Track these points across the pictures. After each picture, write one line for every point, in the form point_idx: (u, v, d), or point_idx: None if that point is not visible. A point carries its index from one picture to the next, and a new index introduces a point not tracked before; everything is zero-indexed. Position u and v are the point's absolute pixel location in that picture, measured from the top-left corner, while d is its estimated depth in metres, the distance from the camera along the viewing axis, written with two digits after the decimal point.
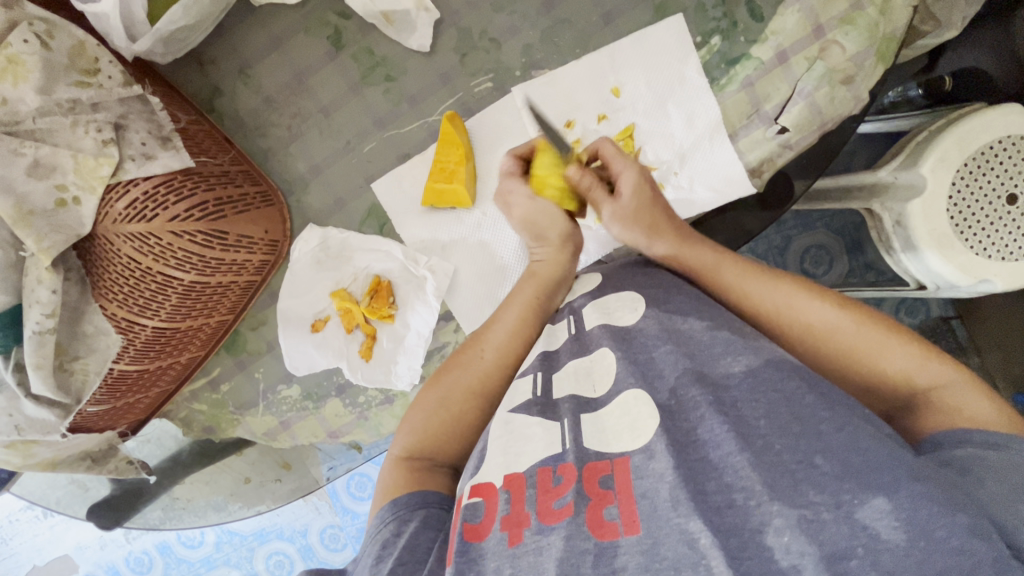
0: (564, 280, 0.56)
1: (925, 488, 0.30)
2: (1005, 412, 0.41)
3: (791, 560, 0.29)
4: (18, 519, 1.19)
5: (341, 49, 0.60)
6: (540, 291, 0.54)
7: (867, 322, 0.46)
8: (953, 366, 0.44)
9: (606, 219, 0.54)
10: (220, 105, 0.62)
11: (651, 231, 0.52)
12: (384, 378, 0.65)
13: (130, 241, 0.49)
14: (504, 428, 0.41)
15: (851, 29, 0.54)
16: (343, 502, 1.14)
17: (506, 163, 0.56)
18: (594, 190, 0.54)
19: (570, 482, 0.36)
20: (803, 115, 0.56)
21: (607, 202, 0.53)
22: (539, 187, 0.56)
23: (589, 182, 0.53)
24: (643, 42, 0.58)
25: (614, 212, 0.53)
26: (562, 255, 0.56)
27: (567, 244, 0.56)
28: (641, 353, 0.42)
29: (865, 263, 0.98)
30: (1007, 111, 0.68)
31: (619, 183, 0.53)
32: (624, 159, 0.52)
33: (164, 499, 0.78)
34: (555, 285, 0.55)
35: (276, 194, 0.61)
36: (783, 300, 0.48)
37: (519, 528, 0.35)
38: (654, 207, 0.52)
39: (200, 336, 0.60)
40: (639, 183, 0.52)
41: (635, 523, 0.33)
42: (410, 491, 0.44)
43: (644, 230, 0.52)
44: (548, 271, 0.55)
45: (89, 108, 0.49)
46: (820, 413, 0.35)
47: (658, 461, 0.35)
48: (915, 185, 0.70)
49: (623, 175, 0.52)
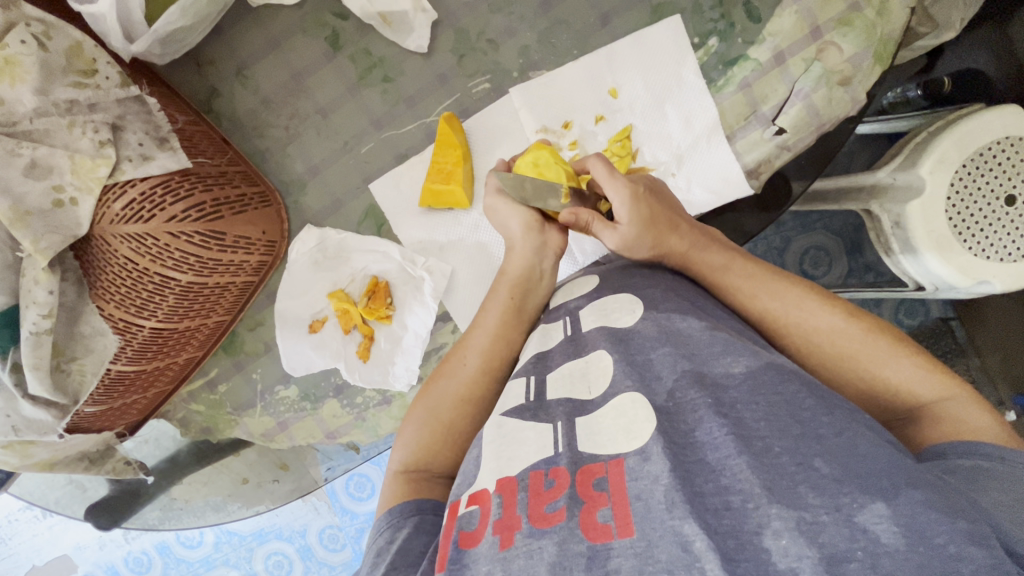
0: (535, 275, 0.56)
1: (923, 495, 0.31)
2: (1006, 427, 0.41)
3: (789, 563, 0.29)
4: (17, 519, 1.19)
5: (340, 50, 0.60)
6: (513, 291, 0.55)
7: (874, 331, 0.46)
8: (956, 380, 0.44)
9: (612, 247, 0.54)
10: (218, 106, 0.62)
11: (656, 248, 0.52)
12: (382, 379, 0.65)
13: (128, 241, 0.49)
14: (497, 432, 0.41)
15: (849, 30, 0.54)
16: (342, 503, 1.14)
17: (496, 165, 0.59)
18: (592, 225, 0.53)
19: (563, 487, 0.36)
20: (801, 116, 0.56)
21: (609, 232, 0.53)
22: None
23: (587, 218, 0.53)
24: (641, 42, 0.58)
25: (618, 240, 0.52)
26: (526, 249, 0.55)
27: (531, 235, 0.56)
28: (638, 353, 0.42)
29: (865, 264, 0.98)
30: (1006, 112, 0.68)
31: (614, 210, 0.52)
32: (614, 182, 0.52)
33: (162, 499, 0.78)
34: (527, 284, 0.56)
35: (274, 194, 0.61)
36: (792, 303, 0.48)
37: (510, 532, 0.35)
38: (654, 226, 0.52)
39: (197, 337, 0.60)
40: (633, 204, 0.51)
41: (629, 525, 0.33)
42: (405, 500, 0.45)
43: (648, 249, 0.52)
44: (517, 270, 0.55)
45: (86, 108, 0.49)
46: (820, 417, 0.35)
47: (654, 463, 0.34)
48: (914, 187, 0.70)
49: (616, 199, 0.52)
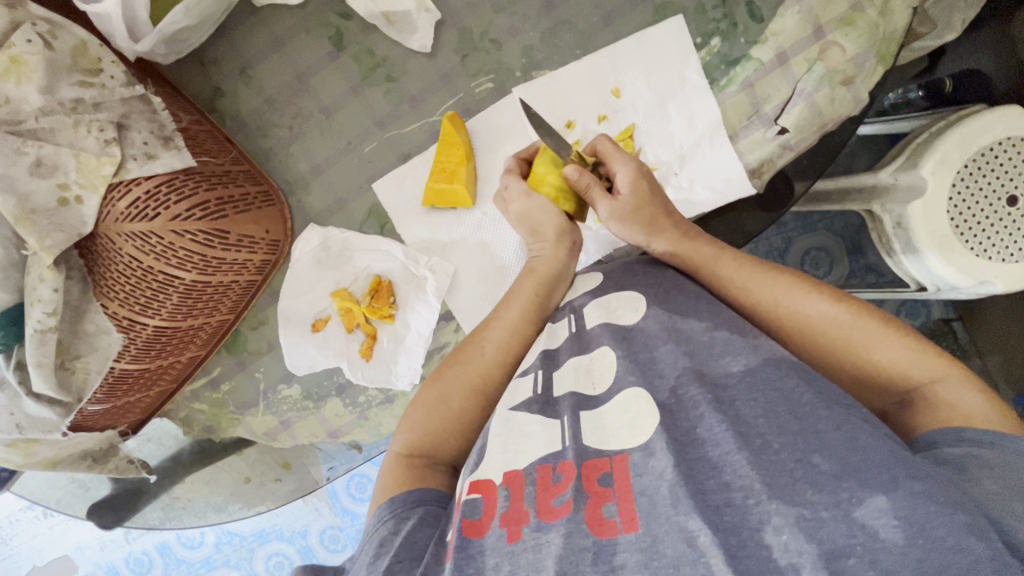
0: (563, 276, 0.56)
1: (923, 486, 0.31)
2: (998, 407, 0.41)
3: (789, 558, 0.29)
4: (18, 519, 1.19)
5: (343, 50, 0.61)
6: (540, 287, 0.55)
7: (865, 315, 0.46)
8: (947, 361, 0.44)
9: (605, 217, 0.54)
10: (222, 106, 0.62)
11: (648, 228, 0.52)
12: (385, 378, 0.65)
13: (132, 240, 0.49)
14: (505, 425, 0.41)
15: (852, 30, 0.55)
16: (343, 503, 1.14)
17: (509, 164, 0.59)
18: (592, 190, 0.54)
19: (570, 479, 0.36)
20: (803, 115, 0.56)
21: (606, 200, 0.53)
22: (536, 185, 0.58)
23: (589, 180, 0.53)
24: (643, 43, 0.58)
25: (613, 209, 0.53)
26: (559, 252, 0.56)
27: (564, 239, 0.56)
28: (641, 351, 0.42)
29: (866, 265, 0.98)
30: (1008, 112, 0.68)
31: (616, 181, 0.53)
32: (622, 155, 0.53)
33: (164, 499, 0.78)
34: (553, 282, 0.55)
35: (278, 194, 0.61)
36: (781, 293, 0.48)
37: (518, 525, 0.35)
38: (651, 203, 0.52)
39: (201, 336, 0.60)
40: (636, 178, 0.52)
41: (634, 520, 0.33)
42: (408, 489, 0.45)
43: (641, 227, 0.52)
44: (547, 267, 0.56)
45: (91, 107, 0.49)
46: (819, 412, 0.35)
47: (657, 459, 0.34)
48: (915, 186, 0.70)
49: (621, 171, 0.53)
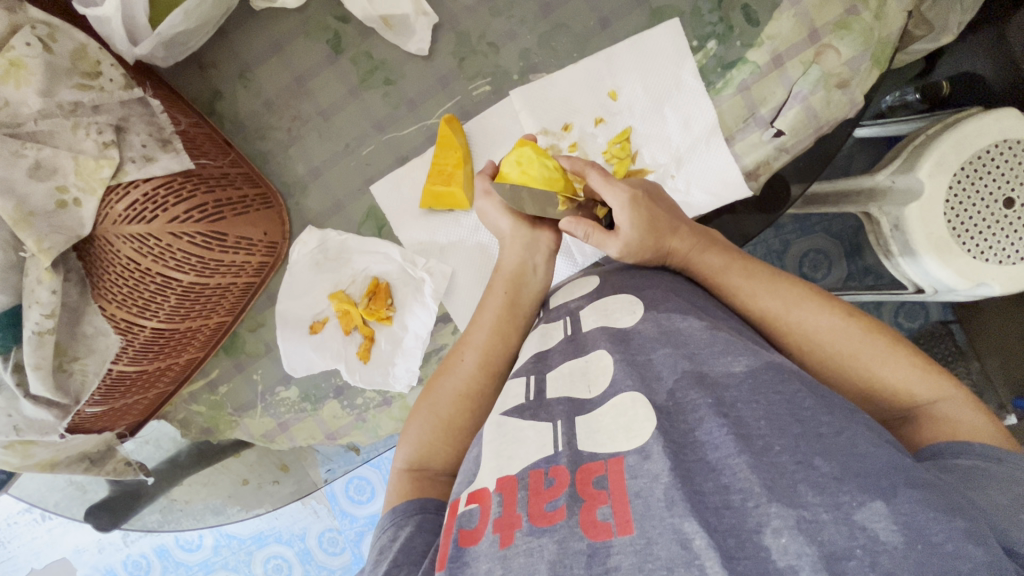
0: (529, 271, 0.57)
1: (922, 494, 0.31)
2: (999, 428, 0.42)
3: (788, 561, 0.29)
4: (16, 522, 1.19)
5: (341, 53, 0.61)
6: (509, 287, 0.56)
7: (874, 332, 0.47)
8: (951, 382, 0.45)
9: (617, 257, 0.53)
10: (221, 108, 0.62)
11: (656, 249, 0.52)
12: (383, 380, 0.65)
13: (129, 241, 0.49)
14: (497, 431, 0.41)
15: (847, 34, 0.55)
16: (342, 506, 1.14)
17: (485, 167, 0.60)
18: (591, 236, 0.54)
19: (563, 485, 0.36)
20: (799, 118, 0.57)
21: (612, 239, 0.52)
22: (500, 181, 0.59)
23: (587, 228, 0.53)
24: (640, 45, 0.58)
25: (621, 247, 0.52)
26: (518, 246, 0.58)
27: (523, 233, 0.58)
28: (638, 354, 0.42)
29: (864, 267, 0.98)
30: (1004, 116, 0.68)
31: (615, 215, 0.53)
32: (613, 188, 0.53)
33: (162, 500, 0.78)
34: (520, 280, 0.57)
35: (276, 196, 0.62)
36: (792, 302, 0.49)
37: (511, 530, 0.35)
38: (654, 228, 0.52)
39: (199, 337, 0.61)
40: (633, 208, 0.52)
41: (628, 523, 0.33)
42: (408, 499, 0.45)
43: (649, 252, 0.52)
44: (511, 264, 0.57)
45: (90, 109, 0.49)
46: (820, 416, 0.35)
47: (654, 462, 0.34)
48: (913, 189, 0.70)
49: (616, 206, 0.53)
